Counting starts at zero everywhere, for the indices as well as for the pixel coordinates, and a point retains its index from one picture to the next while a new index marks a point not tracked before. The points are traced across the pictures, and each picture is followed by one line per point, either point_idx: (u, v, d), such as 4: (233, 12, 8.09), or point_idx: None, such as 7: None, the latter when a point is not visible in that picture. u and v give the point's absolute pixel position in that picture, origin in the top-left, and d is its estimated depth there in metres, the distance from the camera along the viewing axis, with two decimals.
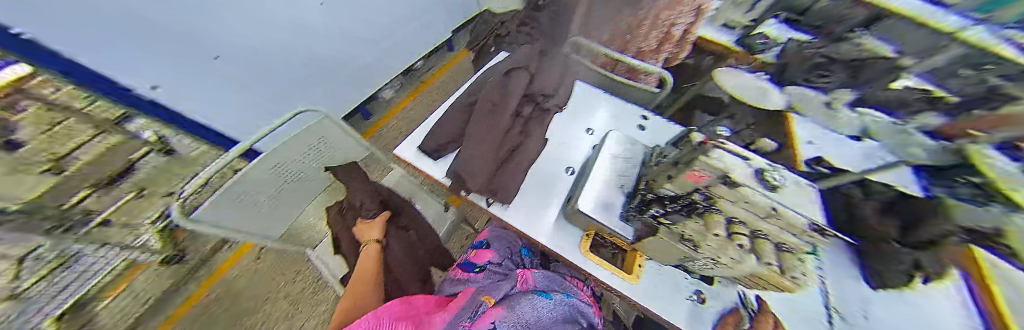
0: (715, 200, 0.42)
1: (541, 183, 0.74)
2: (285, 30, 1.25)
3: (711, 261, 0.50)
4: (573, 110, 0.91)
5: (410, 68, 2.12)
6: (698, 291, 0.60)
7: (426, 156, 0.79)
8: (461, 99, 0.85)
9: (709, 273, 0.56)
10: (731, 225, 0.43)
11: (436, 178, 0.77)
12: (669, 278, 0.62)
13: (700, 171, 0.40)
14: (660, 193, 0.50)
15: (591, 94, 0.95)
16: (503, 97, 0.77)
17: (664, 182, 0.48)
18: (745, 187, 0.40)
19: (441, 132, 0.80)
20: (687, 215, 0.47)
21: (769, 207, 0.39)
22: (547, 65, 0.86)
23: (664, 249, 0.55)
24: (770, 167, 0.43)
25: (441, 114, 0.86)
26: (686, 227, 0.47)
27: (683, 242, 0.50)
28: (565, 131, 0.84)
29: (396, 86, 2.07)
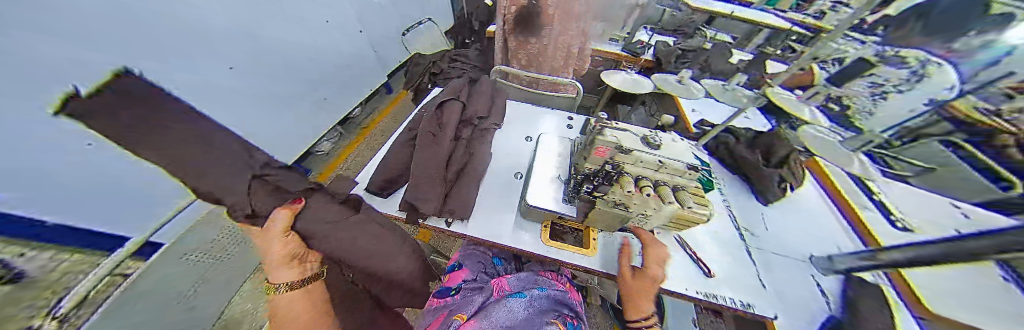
0: (621, 165, 0.53)
1: (496, 191, 0.79)
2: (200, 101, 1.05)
3: (639, 215, 0.61)
4: (510, 124, 1.03)
5: (347, 116, 2.06)
6: (645, 245, 0.72)
7: (376, 195, 0.77)
8: (403, 134, 0.88)
9: (642, 228, 0.68)
10: (639, 182, 0.53)
11: (390, 214, 0.74)
12: (618, 242, 0.72)
13: (605, 147, 0.51)
14: (585, 172, 0.58)
15: (522, 109, 1.12)
16: (442, 123, 0.82)
17: (586, 161, 0.56)
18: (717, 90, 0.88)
19: (387, 168, 0.79)
20: (610, 184, 0.54)
21: (656, 161, 0.51)
22: (476, 93, 0.99)
23: (604, 218, 0.64)
24: (650, 133, 0.56)
25: (385, 152, 0.86)
26: (614, 194, 0.55)
27: (617, 207, 0.57)
28: (507, 143, 0.94)
29: (333, 137, 1.98)
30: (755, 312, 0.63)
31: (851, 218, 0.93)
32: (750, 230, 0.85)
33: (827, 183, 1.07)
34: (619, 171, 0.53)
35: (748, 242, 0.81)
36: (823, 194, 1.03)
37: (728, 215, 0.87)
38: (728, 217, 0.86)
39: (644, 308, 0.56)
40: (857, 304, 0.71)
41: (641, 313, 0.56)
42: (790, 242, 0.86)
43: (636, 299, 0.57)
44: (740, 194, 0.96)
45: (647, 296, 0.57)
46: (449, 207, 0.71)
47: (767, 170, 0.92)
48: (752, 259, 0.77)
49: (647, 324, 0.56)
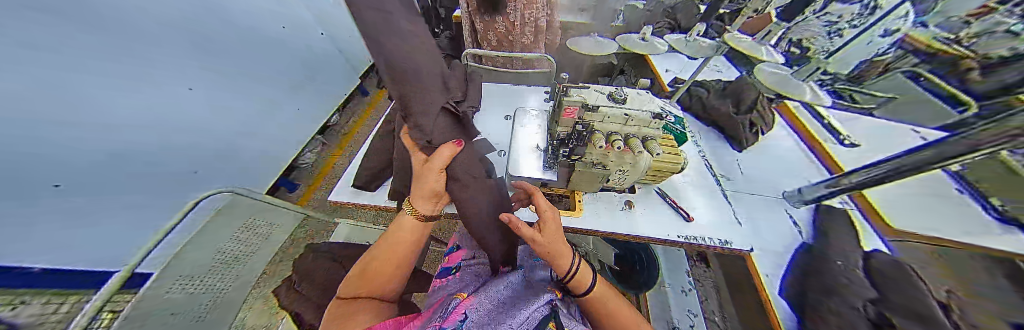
0: (590, 124, 0.54)
1: None
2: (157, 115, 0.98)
3: (615, 169, 0.65)
4: (489, 106, 1.04)
5: (326, 124, 2.00)
6: (627, 200, 0.76)
7: (364, 190, 0.77)
8: (381, 128, 0.86)
9: (622, 184, 0.73)
10: (609, 136, 0.55)
11: (382, 206, 0.74)
12: (603, 200, 0.77)
13: (571, 107, 0.51)
14: (559, 136, 0.60)
15: (499, 91, 1.13)
16: None
17: (559, 125, 0.57)
18: (677, 46, 0.93)
19: (370, 162, 0.78)
20: (583, 144, 0.58)
21: (621, 116, 0.52)
22: None
23: (585, 177, 0.68)
24: (614, 90, 0.56)
25: (365, 148, 0.85)
26: (589, 152, 0.59)
27: (593, 164, 0.63)
28: (488, 124, 0.95)
29: (316, 147, 1.92)
30: (731, 247, 0.69)
31: (812, 147, 1.05)
32: (726, 176, 0.92)
33: (792, 119, 1.16)
34: (589, 129, 0.55)
35: (724, 187, 0.87)
36: (789, 131, 1.13)
37: (704, 164, 0.92)
38: (703, 165, 0.91)
39: (564, 261, 0.48)
40: (826, 224, 0.77)
41: (561, 266, 0.48)
42: (762, 179, 0.93)
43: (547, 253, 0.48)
44: (716, 145, 1.01)
45: (556, 246, 0.48)
46: None
47: (737, 117, 0.97)
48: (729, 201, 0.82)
49: (570, 274, 0.47)
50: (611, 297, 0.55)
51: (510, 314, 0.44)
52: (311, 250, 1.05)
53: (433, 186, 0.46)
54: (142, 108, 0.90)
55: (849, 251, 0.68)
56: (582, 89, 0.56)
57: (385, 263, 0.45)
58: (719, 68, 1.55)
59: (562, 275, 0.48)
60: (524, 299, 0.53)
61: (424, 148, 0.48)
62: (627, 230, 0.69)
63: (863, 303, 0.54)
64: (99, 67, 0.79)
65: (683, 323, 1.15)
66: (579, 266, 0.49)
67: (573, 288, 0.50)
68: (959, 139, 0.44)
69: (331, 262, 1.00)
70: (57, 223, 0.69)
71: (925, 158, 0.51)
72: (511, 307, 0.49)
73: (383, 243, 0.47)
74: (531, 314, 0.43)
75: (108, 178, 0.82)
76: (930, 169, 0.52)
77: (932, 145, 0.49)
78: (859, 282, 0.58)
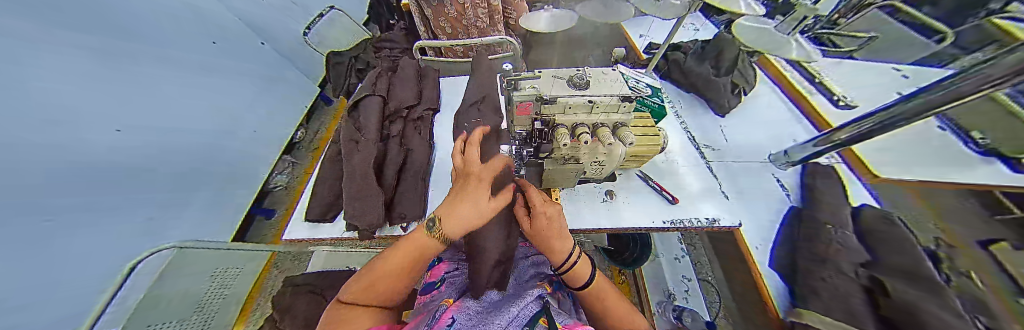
0: (551, 119, 0.46)
1: (445, 182, 0.75)
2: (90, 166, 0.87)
3: (590, 162, 0.59)
4: (448, 106, 0.96)
5: (291, 142, 1.84)
6: (608, 190, 0.71)
7: (321, 222, 0.69)
8: (328, 150, 0.77)
9: (595, 175, 0.68)
10: (574, 130, 0.47)
11: (343, 237, 0.67)
12: (582, 192, 0.72)
13: (525, 102, 0.43)
14: (520, 135, 0.52)
15: (460, 86, 1.03)
16: (359, 125, 0.70)
17: (520, 123, 0.48)
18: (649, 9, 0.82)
19: (321, 190, 0.70)
20: (548, 143, 0.50)
21: (584, 104, 0.43)
22: (400, 80, 0.89)
23: (560, 173, 0.62)
24: (573, 73, 0.48)
25: (315, 175, 0.76)
26: (560, 150, 0.52)
27: (564, 160, 0.57)
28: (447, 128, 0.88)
29: (286, 169, 1.77)
30: (721, 225, 0.65)
31: (801, 105, 0.99)
32: (710, 146, 0.88)
33: (775, 74, 1.11)
34: (553, 125, 0.47)
35: (708, 159, 0.83)
36: (773, 87, 1.07)
37: (687, 135, 0.86)
38: (686, 138, 0.85)
39: (560, 249, 0.47)
40: (813, 184, 0.75)
41: (559, 250, 0.47)
42: (749, 146, 0.89)
43: (550, 234, 0.47)
44: (696, 114, 0.96)
45: (561, 232, 0.48)
46: (399, 212, 0.64)
47: (717, 79, 0.91)
48: (714, 173, 0.78)
49: (568, 266, 0.47)
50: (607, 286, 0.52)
51: (500, 312, 0.43)
52: (289, 285, 0.98)
53: (477, 209, 0.40)
54: (44, 155, 0.76)
55: (840, 208, 0.65)
56: (536, 79, 0.47)
57: (391, 270, 0.39)
58: (696, 26, 1.46)
59: (559, 265, 0.48)
60: (514, 296, 0.52)
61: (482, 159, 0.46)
62: (610, 223, 0.64)
63: (855, 270, 0.53)
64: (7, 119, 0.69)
65: (677, 289, 1.18)
66: (577, 256, 0.48)
67: (568, 284, 0.51)
68: (947, 87, 0.40)
69: (311, 294, 0.94)
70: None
71: (918, 106, 0.45)
72: (501, 306, 0.47)
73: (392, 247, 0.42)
74: (520, 311, 0.43)
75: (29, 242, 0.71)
76: (921, 117, 0.48)
77: (924, 92, 0.44)
78: (850, 246, 0.57)
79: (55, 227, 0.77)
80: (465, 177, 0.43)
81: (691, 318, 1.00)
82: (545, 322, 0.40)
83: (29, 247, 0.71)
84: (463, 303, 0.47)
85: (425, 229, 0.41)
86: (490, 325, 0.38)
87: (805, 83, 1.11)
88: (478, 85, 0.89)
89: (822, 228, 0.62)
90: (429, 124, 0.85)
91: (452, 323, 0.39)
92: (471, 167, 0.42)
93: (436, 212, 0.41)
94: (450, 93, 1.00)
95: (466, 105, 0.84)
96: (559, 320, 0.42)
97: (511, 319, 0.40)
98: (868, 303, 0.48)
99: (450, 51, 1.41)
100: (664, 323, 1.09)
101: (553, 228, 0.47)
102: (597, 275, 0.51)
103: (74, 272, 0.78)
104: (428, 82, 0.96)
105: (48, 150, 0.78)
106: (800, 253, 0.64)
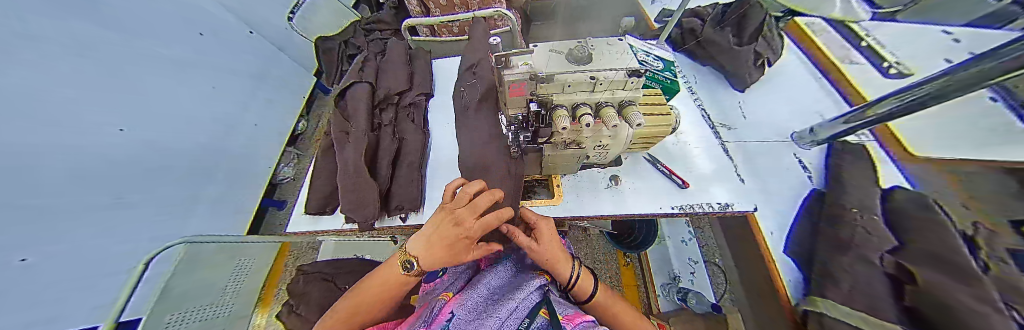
0: (548, 99, 0.41)
1: (440, 170, 0.72)
2: (110, 163, 0.87)
3: (596, 147, 0.55)
4: (444, 90, 0.90)
5: (294, 133, 1.83)
6: (612, 176, 0.67)
7: (322, 214, 0.68)
8: (322, 143, 0.76)
9: (600, 160, 0.64)
10: (576, 108, 0.42)
11: (344, 229, 0.67)
12: (586, 178, 0.68)
13: (515, 81, 0.37)
14: (517, 121, 0.47)
15: (454, 68, 0.95)
16: (350, 115, 0.68)
17: (519, 104, 0.43)
18: None
19: (318, 183, 0.69)
20: (547, 125, 0.46)
21: (586, 80, 0.38)
22: (391, 66, 0.85)
23: (564, 159, 0.59)
24: (577, 46, 0.42)
25: (311, 169, 0.75)
26: (565, 134, 0.48)
27: (567, 145, 0.53)
28: (442, 113, 0.83)
29: (292, 161, 1.78)
30: (735, 210, 0.61)
31: (830, 75, 0.89)
32: (726, 124, 0.81)
33: (804, 42, 0.99)
34: (554, 107, 0.42)
35: (725, 139, 0.76)
36: (800, 56, 0.96)
37: (701, 114, 0.79)
38: (702, 117, 0.78)
39: (562, 271, 0.45)
40: (837, 165, 0.67)
41: (562, 275, 0.45)
42: (769, 123, 0.82)
43: (548, 266, 0.45)
44: (712, 89, 0.88)
45: (556, 256, 0.45)
46: (396, 204, 0.63)
47: (741, 49, 0.79)
48: (730, 155, 0.72)
49: (574, 285, 0.45)
50: (615, 296, 0.49)
51: (500, 301, 0.37)
52: (303, 272, 1.02)
53: (453, 257, 0.35)
54: (79, 151, 0.80)
55: (869, 192, 0.58)
56: (531, 55, 0.41)
57: (372, 304, 0.37)
58: None
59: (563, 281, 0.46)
60: (514, 285, 0.45)
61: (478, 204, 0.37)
62: (615, 210, 0.61)
63: (879, 257, 0.48)
64: (30, 119, 0.69)
65: (682, 271, 1.18)
66: (579, 275, 0.46)
67: (573, 298, 0.48)
68: (1003, 59, 0.33)
69: (324, 282, 0.97)
70: (33, 300, 0.64)
71: (972, 76, 0.38)
72: (506, 293, 0.42)
73: (369, 283, 0.38)
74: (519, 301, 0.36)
75: (67, 233, 0.74)
76: (979, 87, 0.40)
77: (976, 62, 0.37)
78: (879, 234, 0.51)
79: (94, 218, 0.81)
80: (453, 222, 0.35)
81: (696, 300, 1.03)
82: (546, 313, 0.34)
83: (66, 241, 0.73)
84: (463, 296, 0.40)
85: (399, 267, 0.37)
86: (487, 319, 0.31)
87: (847, 49, 0.99)
88: (478, 57, 0.83)
89: (845, 213, 0.57)
90: (422, 111, 0.80)
91: (451, 319, 0.32)
92: (459, 214, 0.36)
93: (409, 251, 0.35)
94: (445, 74, 0.94)
95: (463, 69, 0.82)
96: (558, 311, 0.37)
97: (509, 312, 0.33)
98: (893, 291, 0.45)
99: (444, 28, 1.32)
100: (667, 302, 1.12)
101: (547, 254, 0.45)
102: (600, 292, 0.47)
103: (104, 265, 0.81)
104: (418, 65, 0.90)
105: (79, 147, 0.80)
106: (819, 240, 0.59)
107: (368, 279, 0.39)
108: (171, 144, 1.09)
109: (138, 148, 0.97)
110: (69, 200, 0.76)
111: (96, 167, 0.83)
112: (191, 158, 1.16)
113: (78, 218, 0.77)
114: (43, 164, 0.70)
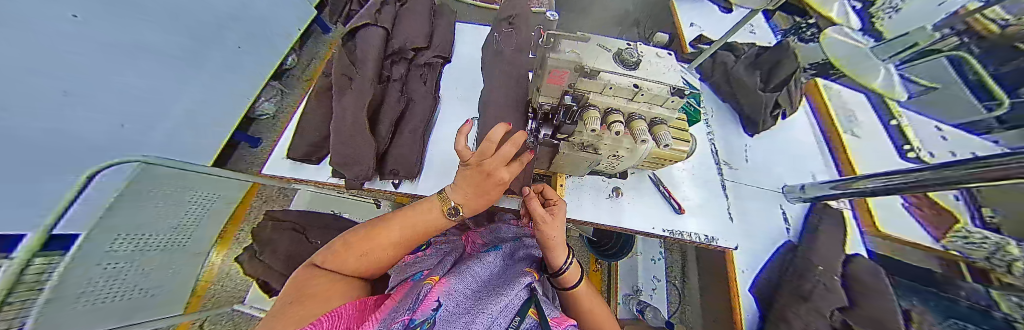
0: (584, 96, 0.39)
1: (444, 143, 0.68)
2: None
3: (612, 155, 0.54)
4: (461, 61, 0.84)
5: (283, 66, 1.68)
6: (615, 187, 0.67)
7: (304, 163, 0.63)
8: (319, 84, 0.69)
9: (607, 170, 0.64)
10: (605, 109, 0.40)
11: (325, 183, 0.62)
12: (588, 185, 0.68)
13: (557, 70, 0.34)
14: (542, 111, 0.45)
15: (477, 38, 0.90)
16: (357, 59, 0.61)
17: (552, 92, 0.40)
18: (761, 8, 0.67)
19: (306, 129, 0.63)
20: (573, 124, 0.43)
21: (630, 87, 0.36)
22: (410, 14, 0.77)
23: (575, 161, 0.57)
24: (623, 46, 0.39)
25: (300, 111, 0.68)
26: (586, 136, 0.47)
27: (584, 148, 0.51)
28: (455, 85, 0.79)
29: (274, 95, 1.65)
30: (717, 245, 0.64)
31: (830, 137, 0.95)
32: (729, 163, 0.83)
33: (820, 102, 1.02)
34: (587, 105, 0.39)
35: (725, 177, 0.79)
36: (810, 114, 1.00)
37: (709, 146, 0.81)
38: (709, 150, 0.80)
39: (557, 259, 0.44)
40: (816, 223, 0.72)
41: (556, 262, 0.45)
42: (767, 171, 0.86)
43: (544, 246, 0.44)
44: (725, 125, 0.90)
45: (558, 239, 0.42)
46: (391, 168, 0.59)
47: (764, 94, 0.81)
48: (725, 192, 0.75)
49: (562, 270, 0.45)
50: (595, 304, 0.49)
51: (491, 298, 0.35)
52: (270, 217, 0.95)
53: (492, 201, 0.44)
54: None
55: (834, 254, 0.63)
56: (574, 43, 0.37)
57: (388, 244, 0.38)
58: (753, 28, 1.37)
59: (558, 267, 0.45)
60: (502, 281, 0.44)
61: (505, 157, 0.34)
62: (610, 221, 0.62)
63: (830, 310, 0.54)
64: None
65: (645, 286, 1.25)
66: (572, 265, 0.45)
67: (556, 284, 0.48)
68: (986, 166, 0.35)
69: (293, 231, 0.92)
70: None
71: (954, 175, 0.41)
72: (493, 290, 0.40)
73: (395, 215, 0.41)
74: (510, 299, 0.35)
75: None
76: (952, 186, 0.43)
77: (964, 163, 0.39)
78: (835, 292, 0.56)
79: (84, 111, 0.73)
80: (479, 170, 0.34)
81: (653, 314, 1.11)
82: (535, 314, 0.34)
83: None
84: (450, 283, 0.37)
85: (442, 211, 0.41)
86: (481, 317, 0.29)
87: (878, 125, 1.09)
88: (507, 40, 0.78)
89: (812, 268, 0.61)
90: (435, 75, 0.76)
91: (438, 307, 0.29)
92: (490, 165, 0.33)
93: (451, 198, 0.40)
94: (468, 43, 0.88)
95: (500, 18, 0.82)
96: (546, 311, 0.37)
97: (500, 308, 0.32)
98: None
99: None
100: (625, 311, 1.20)
101: (553, 242, 0.42)
102: (583, 287, 0.48)
103: None
104: (440, 23, 0.84)
105: None
106: (783, 289, 0.64)
107: (394, 213, 0.42)
108: (166, 45, 0.98)
109: (136, 41, 0.87)
110: (75, 85, 0.69)
111: (101, 50, 0.76)
112: (182, 66, 1.05)
113: (74, 107, 0.70)
114: (58, 39, 0.65)
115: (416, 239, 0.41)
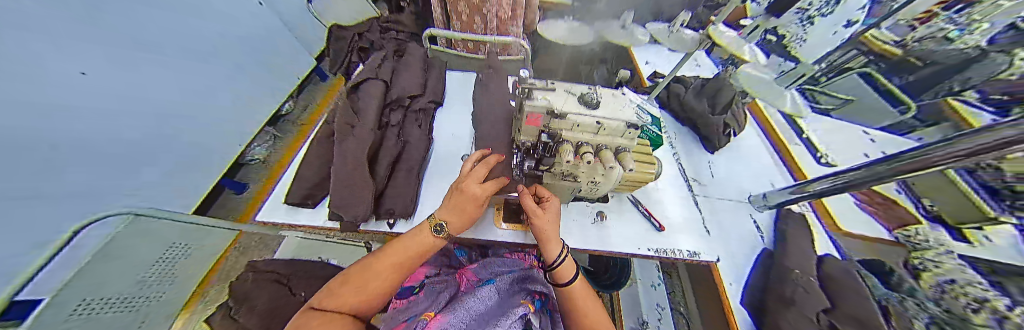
0: (558, 133, 0.46)
1: (437, 180, 0.73)
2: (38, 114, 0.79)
3: (590, 182, 0.60)
4: (452, 104, 0.94)
5: (278, 113, 1.79)
6: (599, 211, 0.72)
7: (302, 207, 0.64)
8: (321, 132, 0.75)
9: (590, 196, 0.70)
10: (575, 142, 0.47)
11: (321, 227, 0.62)
12: (574, 211, 0.72)
13: (533, 113, 0.42)
14: (524, 146, 0.52)
15: (465, 83, 1.02)
16: (357, 110, 0.68)
17: (531, 132, 0.48)
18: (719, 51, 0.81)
19: (306, 174, 0.67)
20: (550, 156, 0.50)
21: (592, 124, 0.44)
22: (405, 67, 0.89)
23: (559, 190, 0.63)
24: (586, 91, 0.49)
25: (300, 157, 0.72)
26: (564, 166, 0.53)
27: (565, 176, 0.57)
28: (445, 125, 0.87)
29: (268, 141, 1.72)
30: (700, 258, 0.68)
31: (779, 150, 1.08)
32: (697, 179, 0.92)
33: (764, 120, 1.18)
34: (561, 141, 0.46)
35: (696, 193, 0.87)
36: (759, 131, 1.15)
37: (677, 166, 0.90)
38: (677, 169, 0.89)
39: (552, 255, 0.48)
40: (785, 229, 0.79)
41: (551, 254, 0.48)
42: (732, 183, 0.95)
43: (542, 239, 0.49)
44: (689, 146, 1.02)
45: (550, 225, 0.49)
46: (387, 208, 0.61)
47: (713, 117, 0.95)
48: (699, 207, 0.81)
49: (556, 261, 0.47)
50: (591, 306, 0.47)
51: None
52: (252, 267, 0.91)
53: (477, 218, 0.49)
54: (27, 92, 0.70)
55: (803, 258, 0.70)
56: (544, 92, 0.46)
57: (386, 270, 0.40)
58: (698, 63, 1.63)
59: (549, 263, 0.48)
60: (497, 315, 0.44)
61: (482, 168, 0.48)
62: (598, 244, 0.66)
63: (815, 314, 0.58)
64: None
65: (651, 316, 1.21)
66: (567, 258, 0.48)
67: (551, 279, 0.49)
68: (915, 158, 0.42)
69: (275, 282, 0.86)
70: None
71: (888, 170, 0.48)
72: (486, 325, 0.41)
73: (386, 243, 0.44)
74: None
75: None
76: (886, 180, 0.51)
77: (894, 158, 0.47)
78: (814, 294, 0.61)
79: None
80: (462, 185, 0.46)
81: None
82: None
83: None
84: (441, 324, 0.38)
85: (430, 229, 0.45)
86: None
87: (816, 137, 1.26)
88: (491, 85, 0.89)
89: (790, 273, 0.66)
90: (429, 118, 0.84)
91: None
92: (466, 181, 0.46)
93: (439, 216, 0.45)
94: (457, 88, 1.00)
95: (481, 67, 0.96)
96: None
97: None
98: None
99: (460, 44, 1.44)
100: None
101: (548, 234, 0.48)
102: (579, 282, 0.49)
103: None
104: (433, 74, 0.96)
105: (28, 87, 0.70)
106: (769, 298, 0.66)
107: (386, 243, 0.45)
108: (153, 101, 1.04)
109: None
110: None
111: None
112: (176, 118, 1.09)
113: None
114: None
115: (416, 253, 0.44)
